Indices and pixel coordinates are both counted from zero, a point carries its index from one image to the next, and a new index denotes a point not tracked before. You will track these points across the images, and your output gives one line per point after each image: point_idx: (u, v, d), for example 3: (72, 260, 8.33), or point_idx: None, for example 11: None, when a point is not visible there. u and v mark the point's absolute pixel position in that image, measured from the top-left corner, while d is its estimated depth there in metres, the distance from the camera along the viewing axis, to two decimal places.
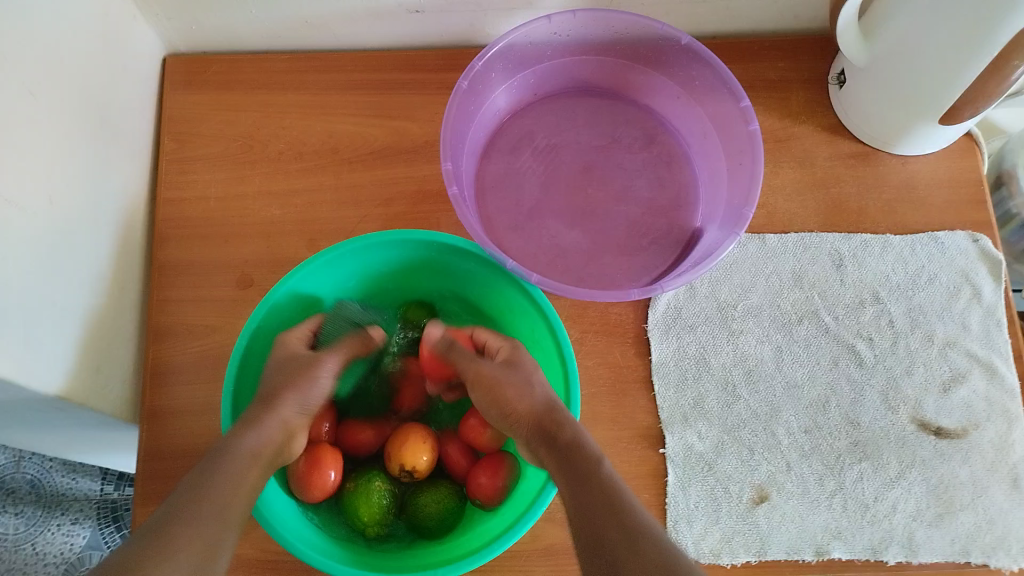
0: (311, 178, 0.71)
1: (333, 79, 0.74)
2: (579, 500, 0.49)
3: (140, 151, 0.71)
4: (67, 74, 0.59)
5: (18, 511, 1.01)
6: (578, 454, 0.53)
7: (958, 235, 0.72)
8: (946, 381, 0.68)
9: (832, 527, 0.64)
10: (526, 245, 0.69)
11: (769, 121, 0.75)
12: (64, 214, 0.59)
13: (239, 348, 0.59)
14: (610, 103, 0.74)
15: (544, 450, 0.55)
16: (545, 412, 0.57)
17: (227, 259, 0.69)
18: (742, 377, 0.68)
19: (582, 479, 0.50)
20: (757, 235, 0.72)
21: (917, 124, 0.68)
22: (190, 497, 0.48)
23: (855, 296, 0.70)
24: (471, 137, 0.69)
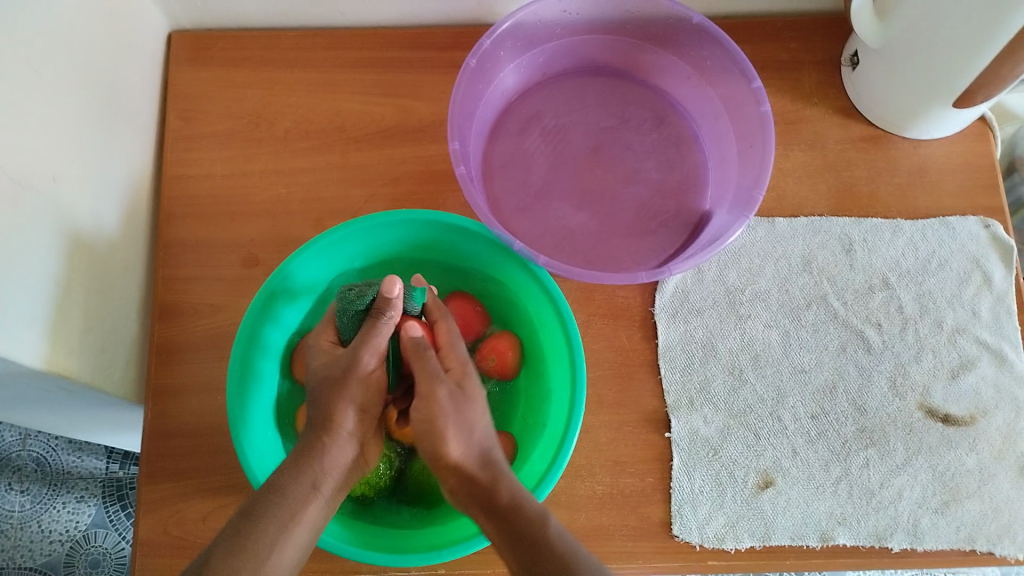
0: (317, 157, 0.71)
1: (340, 56, 0.73)
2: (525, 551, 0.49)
3: (145, 128, 0.71)
4: (72, 51, 0.59)
5: (24, 489, 1.02)
6: (521, 513, 0.51)
7: (969, 221, 0.71)
8: (954, 367, 0.68)
9: (837, 513, 0.64)
10: (533, 226, 0.69)
11: (781, 103, 0.74)
12: (68, 192, 0.58)
13: (244, 327, 0.60)
14: (621, 83, 0.73)
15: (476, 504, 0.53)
16: (478, 466, 0.56)
17: (233, 238, 0.69)
18: (750, 362, 0.67)
19: (527, 529, 0.50)
20: (767, 219, 0.71)
21: (931, 107, 0.67)
22: (249, 520, 0.49)
23: (864, 281, 0.70)
24: (479, 116, 0.68)
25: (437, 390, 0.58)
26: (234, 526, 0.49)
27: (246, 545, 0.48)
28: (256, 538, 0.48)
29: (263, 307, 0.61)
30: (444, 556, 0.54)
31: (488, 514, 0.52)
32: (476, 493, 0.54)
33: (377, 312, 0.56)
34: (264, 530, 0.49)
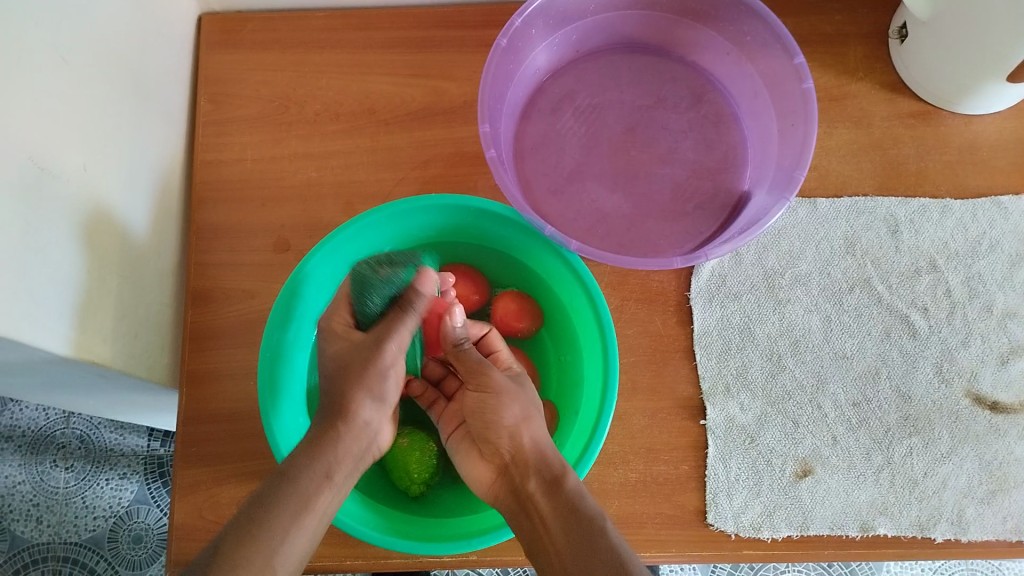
0: (347, 140, 0.70)
1: (370, 37, 0.72)
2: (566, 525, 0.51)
3: (177, 112, 0.71)
4: (102, 38, 0.59)
5: (69, 466, 1.04)
6: (581, 498, 0.52)
7: (1023, 200, 0.68)
8: (1004, 353, 0.65)
9: (878, 503, 0.62)
10: (566, 209, 0.68)
11: (825, 78, 0.71)
12: (98, 179, 0.58)
13: (274, 314, 0.60)
14: (658, 59, 0.71)
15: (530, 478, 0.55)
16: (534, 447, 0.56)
17: (264, 223, 0.69)
18: (789, 347, 0.66)
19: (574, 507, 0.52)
20: (808, 199, 0.69)
21: (983, 80, 0.64)
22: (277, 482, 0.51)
23: (910, 264, 0.67)
24: (510, 97, 0.67)
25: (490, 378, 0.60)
26: (246, 512, 0.49)
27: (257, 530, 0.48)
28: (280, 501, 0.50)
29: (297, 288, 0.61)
30: (473, 544, 0.54)
31: (546, 490, 0.54)
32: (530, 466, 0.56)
33: (405, 301, 0.56)
34: (278, 515, 0.49)
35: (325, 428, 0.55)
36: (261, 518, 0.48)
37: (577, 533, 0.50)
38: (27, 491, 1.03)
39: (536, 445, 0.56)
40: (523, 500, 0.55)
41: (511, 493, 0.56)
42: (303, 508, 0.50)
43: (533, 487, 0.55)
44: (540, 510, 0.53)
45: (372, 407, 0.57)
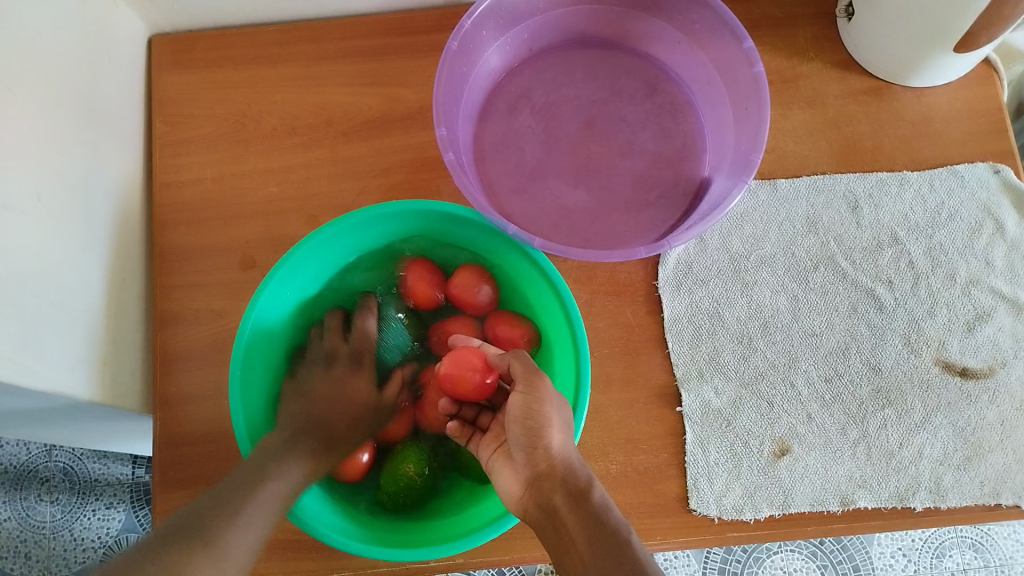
0: (306, 153, 0.70)
1: (322, 49, 0.72)
2: (591, 535, 0.50)
3: (132, 136, 0.70)
4: (52, 64, 0.58)
5: (54, 499, 1.03)
6: (609, 513, 0.51)
7: (978, 167, 0.69)
8: (970, 320, 0.66)
9: (857, 476, 0.63)
10: (530, 207, 0.68)
11: (776, 61, 0.71)
12: (56, 208, 0.58)
13: (236, 372, 0.58)
14: (610, 52, 0.71)
15: (557, 490, 0.53)
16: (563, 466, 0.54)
17: (228, 241, 0.68)
18: (759, 329, 0.66)
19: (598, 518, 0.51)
20: (768, 181, 0.69)
21: (931, 53, 0.65)
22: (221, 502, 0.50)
23: (873, 238, 0.68)
24: (465, 100, 0.67)
25: (538, 384, 0.55)
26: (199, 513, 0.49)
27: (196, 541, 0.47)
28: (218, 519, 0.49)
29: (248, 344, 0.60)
30: (457, 547, 0.54)
31: (573, 502, 0.52)
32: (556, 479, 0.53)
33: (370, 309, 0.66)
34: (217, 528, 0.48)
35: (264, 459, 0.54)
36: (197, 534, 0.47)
37: (606, 549, 0.48)
38: (14, 529, 1.02)
39: (567, 464, 0.54)
40: (551, 514, 0.52)
41: (538, 507, 0.53)
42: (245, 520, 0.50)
43: (559, 501, 0.53)
44: (567, 525, 0.51)
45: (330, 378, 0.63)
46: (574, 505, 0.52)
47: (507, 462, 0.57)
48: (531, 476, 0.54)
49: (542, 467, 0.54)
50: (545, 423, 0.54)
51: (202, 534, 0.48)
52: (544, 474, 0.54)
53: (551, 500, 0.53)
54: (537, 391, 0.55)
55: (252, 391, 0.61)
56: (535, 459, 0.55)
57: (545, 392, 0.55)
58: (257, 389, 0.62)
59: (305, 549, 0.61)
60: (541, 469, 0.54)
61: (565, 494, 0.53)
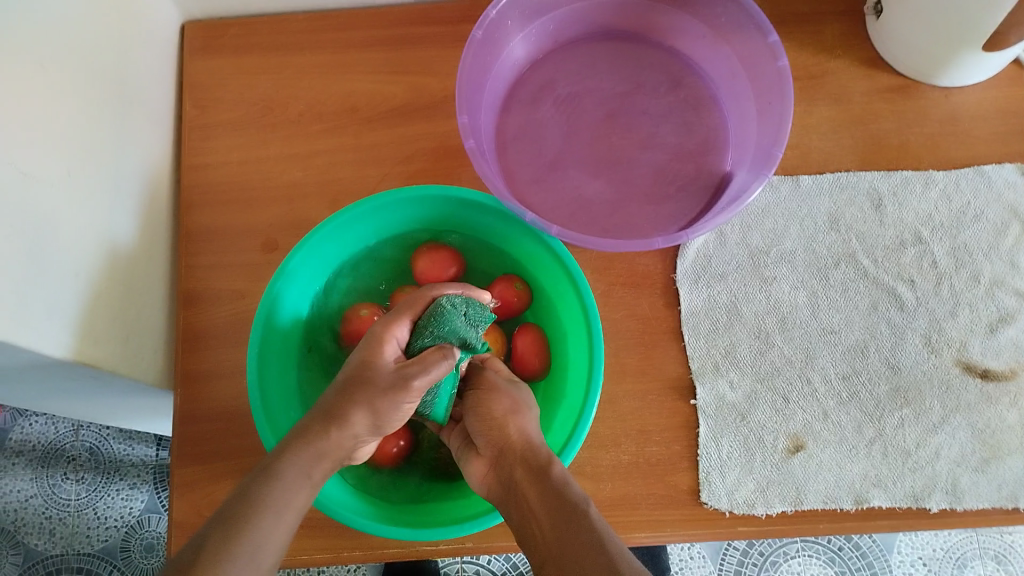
0: (332, 139, 0.71)
1: (350, 37, 0.73)
2: (546, 506, 0.50)
3: (162, 119, 0.72)
4: (86, 45, 0.60)
5: (80, 478, 1.05)
6: (568, 485, 0.51)
7: (1005, 168, 0.68)
8: (993, 322, 0.65)
9: (871, 475, 0.62)
10: (550, 198, 0.68)
11: (802, 57, 0.71)
12: (85, 186, 0.59)
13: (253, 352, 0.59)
14: (635, 46, 0.71)
15: (518, 467, 0.54)
16: (525, 440, 0.55)
17: (252, 223, 0.70)
18: (776, 324, 0.66)
19: (553, 492, 0.51)
20: (790, 177, 0.69)
21: (959, 52, 0.64)
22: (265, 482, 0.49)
23: (895, 237, 0.68)
24: (488, 89, 0.67)
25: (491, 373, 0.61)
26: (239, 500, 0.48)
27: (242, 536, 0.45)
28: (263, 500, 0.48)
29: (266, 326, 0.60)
30: (467, 528, 0.55)
31: (534, 479, 0.52)
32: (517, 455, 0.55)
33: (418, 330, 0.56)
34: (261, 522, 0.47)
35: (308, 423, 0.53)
36: (238, 526, 0.46)
37: (565, 523, 0.48)
38: (39, 505, 1.04)
39: (527, 442, 0.55)
40: (514, 489, 0.53)
41: (500, 482, 0.55)
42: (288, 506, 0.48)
43: (521, 476, 0.53)
44: (529, 500, 0.52)
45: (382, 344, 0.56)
46: (531, 482, 0.52)
47: (472, 452, 0.59)
48: (494, 457, 0.56)
49: (503, 445, 0.56)
50: (498, 402, 0.58)
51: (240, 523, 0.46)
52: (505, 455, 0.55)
53: (514, 476, 0.53)
54: (492, 385, 0.60)
55: (270, 375, 0.61)
56: (495, 439, 0.57)
57: (495, 381, 0.60)
58: (274, 379, 0.62)
59: (317, 527, 0.62)
60: (499, 445, 0.56)
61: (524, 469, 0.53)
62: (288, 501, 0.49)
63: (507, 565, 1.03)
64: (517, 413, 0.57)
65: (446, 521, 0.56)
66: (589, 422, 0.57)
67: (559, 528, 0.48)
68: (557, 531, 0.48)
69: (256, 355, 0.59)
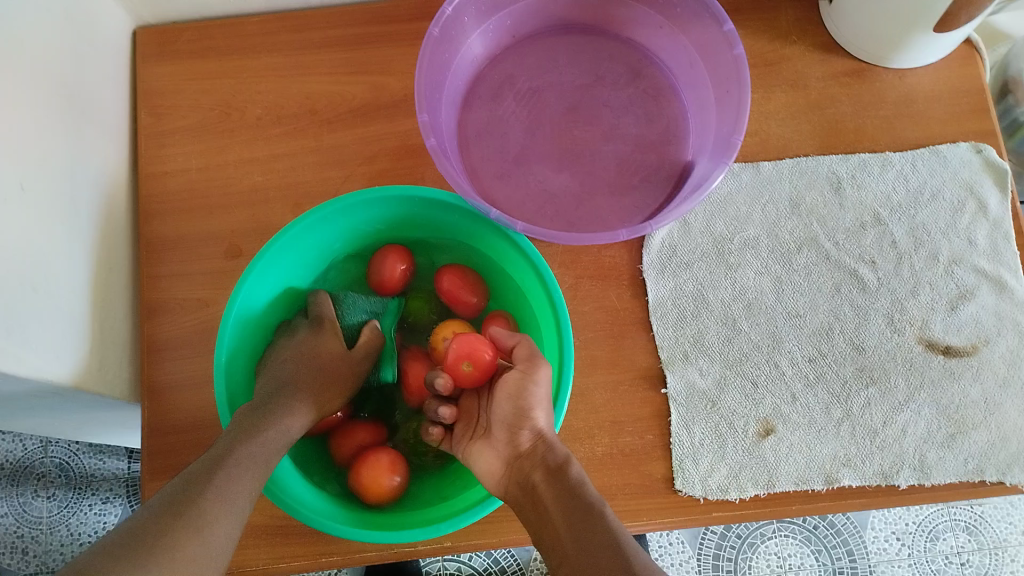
0: (291, 142, 0.70)
1: (306, 38, 0.72)
2: (565, 506, 0.50)
3: (117, 128, 0.71)
4: (35, 56, 0.59)
5: (51, 495, 1.03)
6: (584, 488, 0.51)
7: (960, 147, 0.69)
8: (953, 298, 0.67)
9: (841, 455, 0.63)
10: (514, 193, 0.68)
11: (758, 44, 0.72)
12: (40, 200, 0.58)
13: (221, 358, 0.58)
14: (593, 38, 0.71)
15: (539, 471, 0.54)
16: (548, 447, 0.55)
17: (214, 231, 0.69)
18: (743, 311, 0.67)
19: (571, 492, 0.51)
20: (750, 163, 0.70)
21: (911, 34, 0.65)
22: (218, 459, 0.49)
23: (855, 219, 0.68)
24: (448, 87, 0.67)
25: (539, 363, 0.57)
26: (200, 471, 0.48)
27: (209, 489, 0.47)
28: (225, 476, 0.48)
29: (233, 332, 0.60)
30: (442, 529, 0.54)
31: (554, 483, 0.52)
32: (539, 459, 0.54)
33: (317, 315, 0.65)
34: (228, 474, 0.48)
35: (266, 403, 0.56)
36: (207, 477, 0.48)
37: (581, 522, 0.48)
38: (11, 524, 1.02)
39: (546, 442, 0.55)
40: (530, 491, 0.53)
41: (517, 484, 0.54)
42: (246, 481, 0.49)
43: (539, 478, 0.53)
44: (545, 501, 0.52)
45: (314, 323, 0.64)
46: (548, 484, 0.52)
47: (484, 443, 0.59)
48: (512, 455, 0.56)
49: (525, 447, 0.56)
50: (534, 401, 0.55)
51: (202, 503, 0.46)
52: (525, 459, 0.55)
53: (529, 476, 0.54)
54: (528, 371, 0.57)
55: (237, 382, 0.61)
56: (514, 438, 0.56)
57: (541, 374, 0.56)
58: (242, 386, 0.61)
59: (293, 534, 0.62)
60: (521, 448, 0.56)
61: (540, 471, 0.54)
62: (255, 456, 0.51)
63: (489, 560, 1.03)
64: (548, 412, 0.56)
65: (417, 522, 0.56)
66: (563, 416, 0.57)
67: (577, 529, 0.48)
68: (574, 527, 0.48)
69: (224, 363, 0.59)
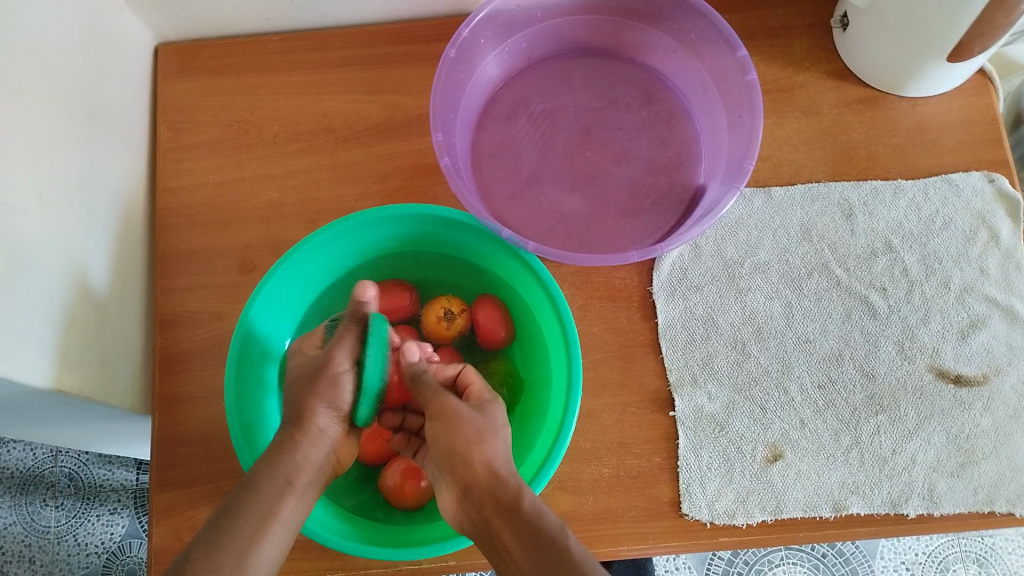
0: (308, 159, 0.71)
1: (324, 56, 0.73)
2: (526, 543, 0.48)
3: (136, 142, 0.72)
4: (57, 70, 0.60)
5: (59, 504, 1.04)
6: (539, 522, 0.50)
7: (972, 177, 0.69)
8: (964, 327, 0.66)
9: (849, 482, 0.63)
10: (527, 214, 0.68)
11: (772, 71, 0.72)
12: (58, 211, 0.59)
13: (230, 364, 0.58)
14: (608, 62, 0.72)
15: (489, 508, 0.52)
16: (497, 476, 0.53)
17: (229, 244, 0.69)
18: (752, 335, 0.67)
19: (528, 530, 0.49)
20: (762, 188, 0.70)
21: (923, 63, 0.66)
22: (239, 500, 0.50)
23: (867, 246, 0.68)
24: (463, 107, 0.68)
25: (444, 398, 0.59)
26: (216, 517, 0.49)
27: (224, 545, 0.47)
28: (241, 518, 0.49)
29: (245, 337, 0.60)
30: (447, 547, 0.54)
31: (508, 520, 0.50)
32: (487, 494, 0.53)
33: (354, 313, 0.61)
34: (245, 517, 0.49)
35: (286, 437, 0.56)
36: (225, 522, 0.49)
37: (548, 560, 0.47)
38: (19, 533, 1.03)
39: (493, 476, 0.53)
40: (485, 527, 0.52)
41: (472, 520, 0.53)
42: (265, 514, 0.50)
43: (492, 514, 0.52)
44: (503, 540, 0.50)
45: (328, 413, 0.58)
46: (503, 525, 0.50)
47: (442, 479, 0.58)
48: (462, 490, 0.55)
49: (470, 480, 0.54)
50: (463, 442, 0.56)
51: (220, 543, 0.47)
52: (474, 497, 0.53)
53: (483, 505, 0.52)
54: (451, 415, 0.58)
55: (246, 387, 0.61)
56: (459, 475, 0.55)
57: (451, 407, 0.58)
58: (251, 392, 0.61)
59: (299, 550, 0.62)
60: (467, 482, 0.54)
61: (491, 506, 0.52)
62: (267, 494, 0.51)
63: None
64: (483, 445, 0.55)
65: (423, 542, 0.56)
66: (569, 438, 0.57)
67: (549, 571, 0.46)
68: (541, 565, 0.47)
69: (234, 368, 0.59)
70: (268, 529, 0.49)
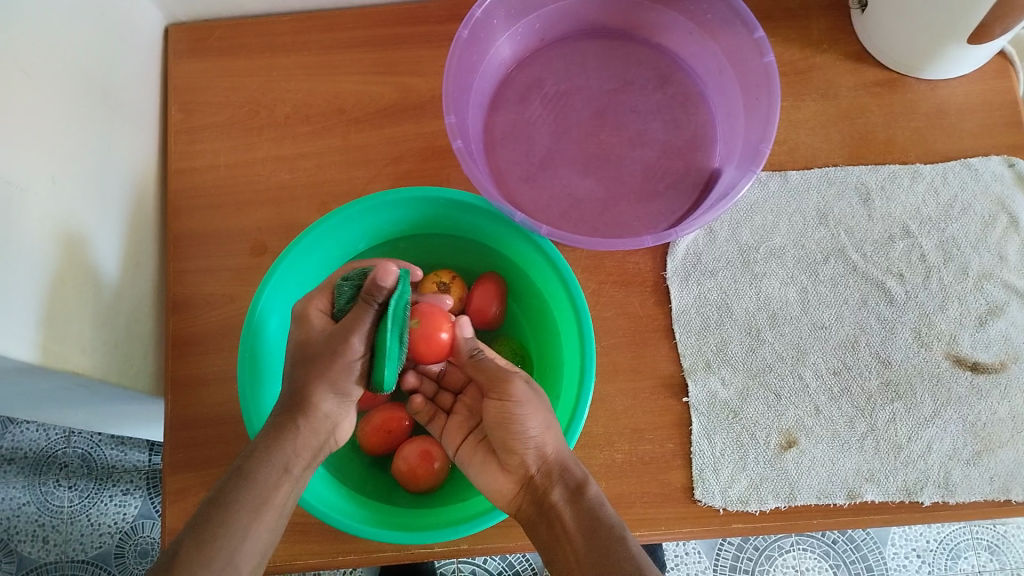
0: (319, 141, 0.70)
1: (335, 38, 0.73)
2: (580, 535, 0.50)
3: (147, 124, 0.71)
4: (68, 50, 0.59)
5: (73, 485, 1.04)
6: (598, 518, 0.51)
7: (993, 161, 0.68)
8: (982, 314, 0.66)
9: (864, 469, 0.62)
10: (539, 197, 0.68)
11: (789, 52, 0.71)
12: (70, 192, 0.59)
13: (245, 344, 0.59)
14: (622, 43, 0.71)
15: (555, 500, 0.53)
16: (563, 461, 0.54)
17: (241, 227, 0.69)
18: (767, 321, 0.66)
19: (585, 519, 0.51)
20: (778, 172, 0.69)
21: (944, 45, 0.64)
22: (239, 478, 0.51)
23: (884, 231, 0.68)
24: (475, 89, 0.67)
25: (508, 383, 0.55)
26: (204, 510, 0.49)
27: (217, 534, 0.47)
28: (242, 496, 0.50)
29: (260, 319, 0.60)
30: (460, 532, 0.54)
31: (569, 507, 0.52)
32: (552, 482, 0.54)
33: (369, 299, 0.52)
34: (245, 493, 0.50)
35: (280, 423, 0.53)
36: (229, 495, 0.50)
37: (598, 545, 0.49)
38: (33, 513, 1.04)
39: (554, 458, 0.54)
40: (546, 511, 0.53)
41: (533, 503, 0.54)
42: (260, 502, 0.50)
43: (555, 497, 0.53)
44: (560, 522, 0.52)
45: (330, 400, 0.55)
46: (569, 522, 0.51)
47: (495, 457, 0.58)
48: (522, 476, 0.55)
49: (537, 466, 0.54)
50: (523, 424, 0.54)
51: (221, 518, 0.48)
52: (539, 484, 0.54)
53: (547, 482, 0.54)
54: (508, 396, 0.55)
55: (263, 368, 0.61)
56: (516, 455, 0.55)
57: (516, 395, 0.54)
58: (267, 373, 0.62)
59: (311, 533, 0.62)
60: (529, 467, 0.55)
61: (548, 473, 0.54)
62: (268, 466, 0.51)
63: (503, 564, 1.03)
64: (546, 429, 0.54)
65: (438, 524, 0.56)
66: (584, 419, 0.57)
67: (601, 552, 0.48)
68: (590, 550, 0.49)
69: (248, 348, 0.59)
70: (265, 518, 0.50)
